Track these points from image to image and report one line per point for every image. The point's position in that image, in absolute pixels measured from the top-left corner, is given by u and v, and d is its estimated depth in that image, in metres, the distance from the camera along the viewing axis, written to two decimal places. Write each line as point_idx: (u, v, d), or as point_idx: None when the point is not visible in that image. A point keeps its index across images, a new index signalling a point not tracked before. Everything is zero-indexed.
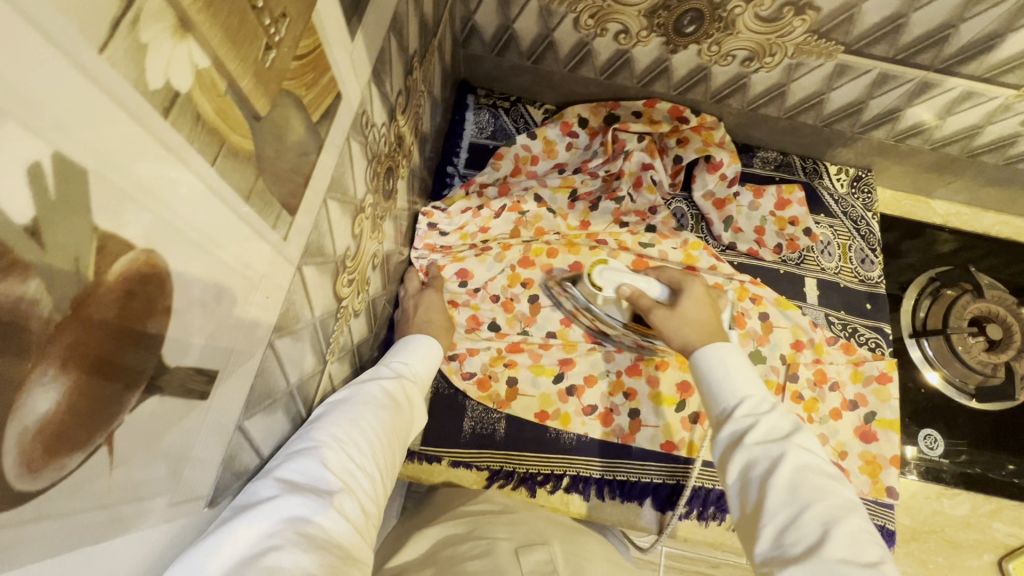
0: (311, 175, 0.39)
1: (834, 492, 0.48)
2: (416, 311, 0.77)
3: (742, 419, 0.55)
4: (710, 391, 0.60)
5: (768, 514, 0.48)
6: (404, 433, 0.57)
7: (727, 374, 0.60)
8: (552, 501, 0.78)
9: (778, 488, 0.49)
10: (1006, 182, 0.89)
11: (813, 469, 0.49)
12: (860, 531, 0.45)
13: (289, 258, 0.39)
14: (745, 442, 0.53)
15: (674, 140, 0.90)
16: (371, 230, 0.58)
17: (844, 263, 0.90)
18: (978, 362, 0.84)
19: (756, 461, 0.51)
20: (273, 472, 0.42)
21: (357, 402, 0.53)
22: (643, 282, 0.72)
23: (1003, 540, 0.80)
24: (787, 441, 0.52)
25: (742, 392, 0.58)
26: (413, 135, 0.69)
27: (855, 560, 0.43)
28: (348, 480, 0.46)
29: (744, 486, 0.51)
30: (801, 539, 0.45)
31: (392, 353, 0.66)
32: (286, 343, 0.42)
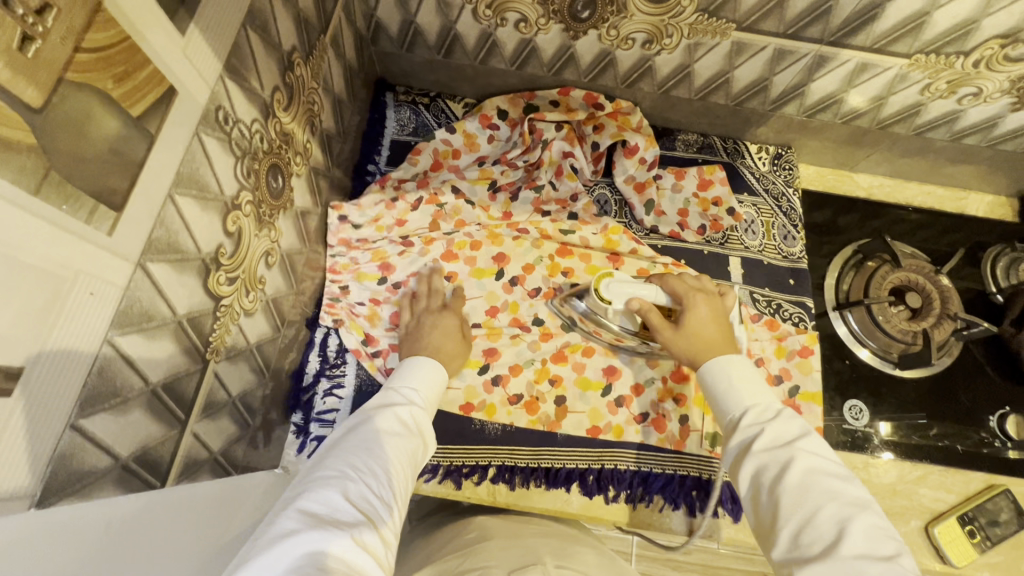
0: (143, 167, 0.39)
1: (846, 491, 0.47)
2: (432, 333, 0.75)
3: (749, 427, 0.54)
4: (717, 402, 0.59)
5: (784, 517, 0.47)
6: (416, 459, 0.56)
7: (730, 385, 0.59)
8: (479, 493, 0.77)
9: (790, 490, 0.47)
10: (920, 152, 0.90)
11: (824, 472, 0.48)
12: (877, 528, 0.44)
13: (121, 253, 0.39)
14: (753, 449, 0.51)
15: (590, 127, 0.90)
16: (256, 228, 0.58)
17: (768, 241, 0.91)
18: (899, 331, 0.84)
19: (766, 467, 0.50)
20: (295, 507, 0.43)
21: (372, 433, 0.54)
22: (647, 289, 0.72)
23: (930, 506, 0.80)
24: (793, 446, 0.50)
25: (748, 401, 0.56)
26: (311, 133, 0.69)
27: (875, 555, 0.42)
28: (369, 511, 0.45)
29: (756, 492, 0.50)
30: (819, 539, 0.44)
31: (397, 376, 0.67)
32: (134, 340, 0.42)
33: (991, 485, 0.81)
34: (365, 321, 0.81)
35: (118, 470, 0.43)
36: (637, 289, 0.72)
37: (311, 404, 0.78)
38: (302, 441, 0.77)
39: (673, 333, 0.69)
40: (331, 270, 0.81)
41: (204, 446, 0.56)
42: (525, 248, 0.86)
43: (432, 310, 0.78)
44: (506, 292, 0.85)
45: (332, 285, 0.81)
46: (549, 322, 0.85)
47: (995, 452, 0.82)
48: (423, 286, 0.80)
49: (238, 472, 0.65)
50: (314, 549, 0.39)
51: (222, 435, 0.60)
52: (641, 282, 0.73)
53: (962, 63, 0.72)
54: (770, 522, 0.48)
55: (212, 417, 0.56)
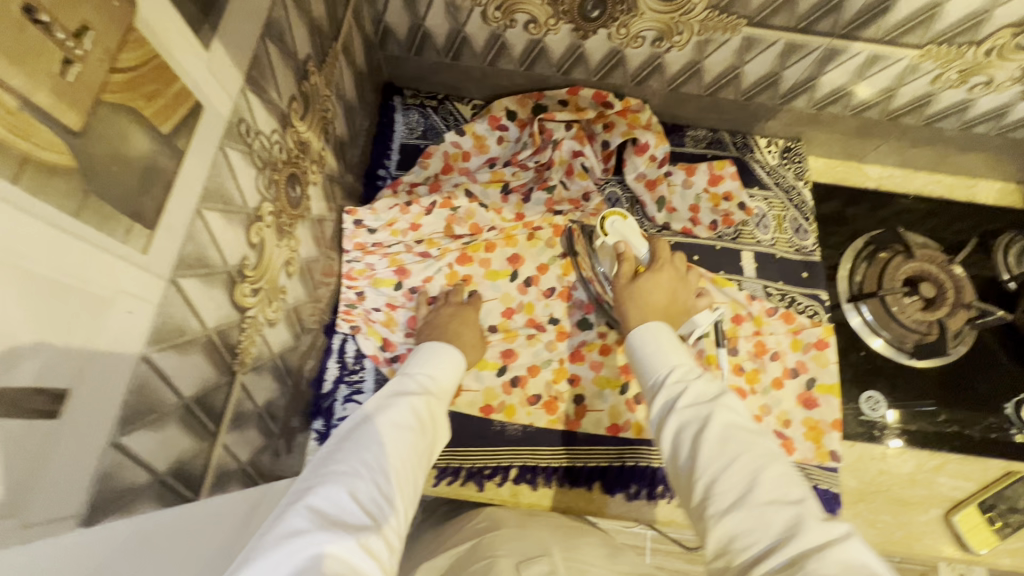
0: (173, 183, 0.39)
1: (759, 441, 0.44)
2: (449, 322, 0.76)
3: (673, 386, 0.50)
4: (642, 365, 0.55)
5: (698, 473, 0.43)
6: (430, 452, 0.57)
7: (653, 346, 0.55)
8: (501, 493, 0.77)
9: (706, 446, 0.44)
10: (930, 142, 0.90)
11: (739, 425, 0.45)
12: (788, 474, 0.42)
13: (155, 271, 0.39)
14: (675, 408, 0.48)
15: (600, 125, 0.90)
16: (276, 238, 0.58)
17: (780, 234, 0.91)
18: (914, 321, 0.85)
19: (685, 425, 0.46)
20: (305, 505, 0.43)
21: (388, 424, 0.54)
22: (639, 241, 0.74)
23: (949, 494, 0.80)
24: (713, 401, 0.47)
25: (672, 361, 0.52)
26: (325, 140, 0.69)
27: (782, 501, 0.40)
28: (378, 511, 0.46)
29: (673, 450, 0.47)
30: (729, 491, 0.41)
31: (413, 363, 0.66)
32: (169, 357, 0.42)
33: (1009, 471, 0.81)
34: (382, 327, 0.82)
35: (156, 485, 0.43)
36: (632, 238, 0.75)
37: (331, 411, 0.78)
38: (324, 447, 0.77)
39: (626, 283, 0.70)
40: (347, 276, 0.82)
41: (233, 456, 0.56)
42: (539, 248, 0.87)
43: (450, 305, 0.80)
44: (521, 293, 0.85)
45: (348, 291, 0.82)
46: (564, 321, 0.85)
47: (1007, 436, 0.82)
48: (443, 295, 0.82)
49: (265, 480, 0.65)
50: (320, 554, 0.39)
51: (250, 445, 0.60)
52: (641, 236, 0.74)
53: (974, 53, 0.72)
54: (686, 480, 0.44)
55: (240, 428, 0.57)
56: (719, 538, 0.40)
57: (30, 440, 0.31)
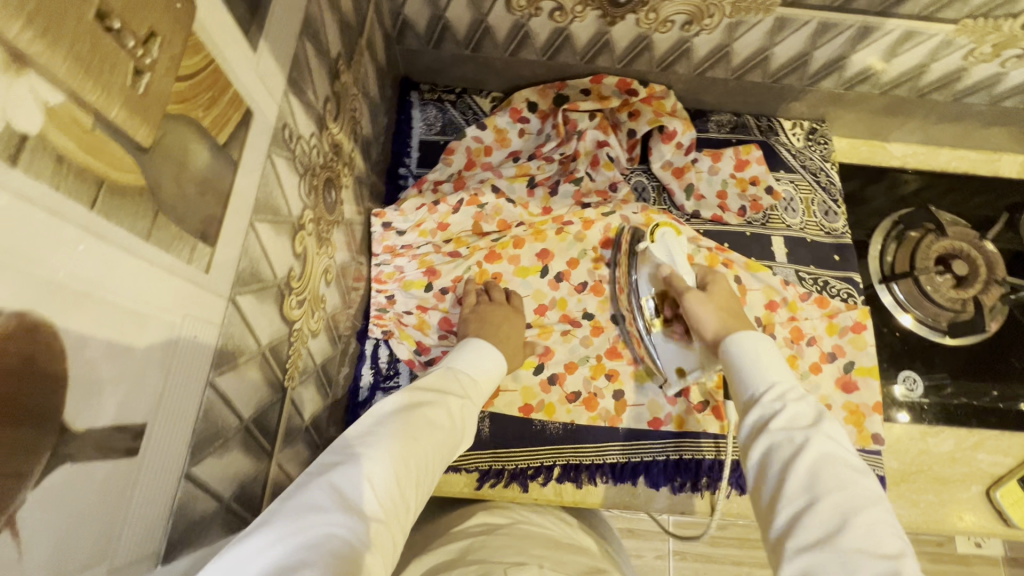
0: (230, 196, 0.37)
1: (859, 483, 0.42)
2: (495, 321, 0.74)
3: (769, 403, 0.50)
4: (738, 377, 0.55)
5: (786, 499, 0.42)
6: (453, 450, 0.54)
7: (756, 358, 0.55)
8: (545, 494, 0.77)
9: (799, 475, 0.43)
10: (956, 118, 0.90)
11: (838, 460, 0.44)
12: (885, 525, 0.39)
13: (216, 290, 0.37)
14: (768, 427, 0.47)
15: (625, 114, 0.89)
16: (317, 246, 0.56)
17: (808, 218, 0.90)
18: (948, 299, 0.85)
19: (779, 446, 0.46)
20: (327, 482, 0.41)
21: (423, 418, 0.51)
22: (684, 264, 0.73)
23: (989, 470, 0.81)
24: (814, 429, 0.46)
25: (772, 377, 0.52)
26: (354, 141, 0.66)
27: (875, 551, 0.38)
28: (391, 506, 0.43)
29: (760, 469, 0.46)
30: (817, 528, 0.40)
31: (456, 356, 0.65)
32: (232, 380, 0.40)
33: None
34: (415, 330, 0.80)
35: (223, 513, 0.41)
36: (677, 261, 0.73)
37: None
38: None
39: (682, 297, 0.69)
40: (376, 279, 0.80)
41: (285, 474, 0.54)
42: (568, 242, 0.85)
43: (492, 303, 0.77)
44: (553, 289, 0.84)
45: (378, 295, 0.80)
46: (599, 315, 0.84)
47: (1014, 405, 0.83)
48: (473, 293, 0.78)
49: None
50: (327, 539, 0.37)
51: (299, 461, 0.58)
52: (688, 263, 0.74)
53: (1011, 26, 0.70)
54: (770, 503, 0.44)
55: (291, 444, 0.55)
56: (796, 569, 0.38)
57: (112, 482, 0.28)
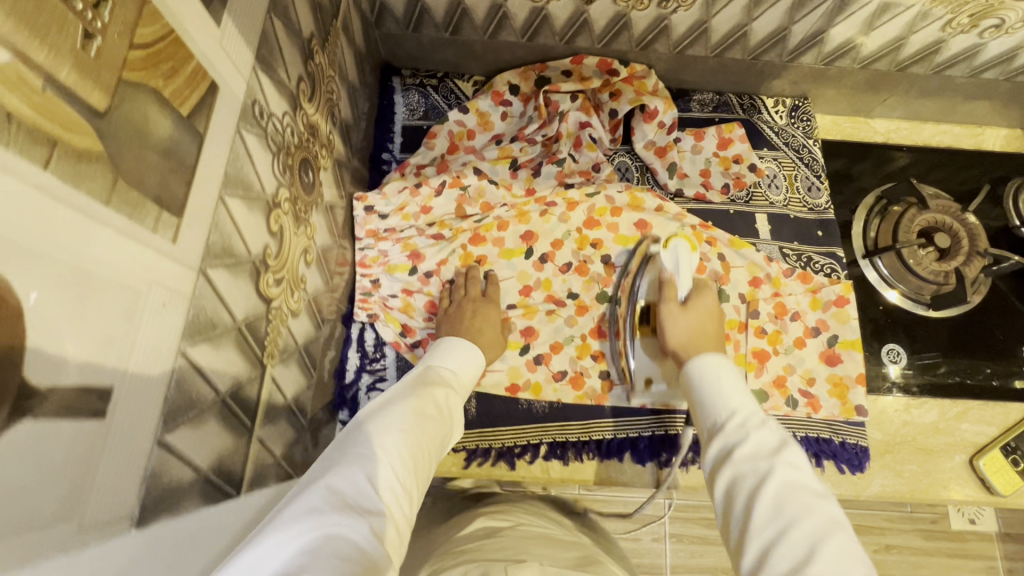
0: (197, 168, 0.38)
1: (820, 509, 0.47)
2: (470, 317, 0.76)
3: (733, 431, 0.55)
4: (702, 403, 0.61)
5: (755, 531, 0.47)
6: (446, 440, 0.57)
7: (718, 386, 0.61)
8: (533, 471, 0.77)
9: (764, 505, 0.48)
10: (937, 91, 0.90)
11: (798, 486, 0.49)
12: (848, 548, 0.44)
13: (184, 260, 0.37)
14: (733, 457, 0.53)
15: (607, 94, 0.88)
16: (294, 225, 0.57)
17: (792, 194, 0.91)
18: (930, 273, 0.85)
19: (744, 475, 0.51)
20: (323, 484, 0.43)
21: (410, 410, 0.54)
22: (686, 278, 0.79)
23: (973, 440, 0.81)
24: (774, 457, 0.51)
25: (733, 405, 0.58)
26: (332, 124, 0.67)
27: None
28: (392, 498, 0.45)
29: (728, 500, 0.51)
30: (786, 558, 0.44)
31: (436, 355, 0.67)
32: (204, 351, 0.41)
33: None
34: (400, 313, 0.81)
35: (201, 483, 0.42)
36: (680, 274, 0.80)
37: (356, 400, 0.77)
38: None
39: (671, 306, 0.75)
40: (361, 264, 0.80)
41: (269, 451, 0.55)
42: (552, 223, 0.86)
43: (470, 298, 0.78)
44: (537, 270, 0.85)
45: (363, 279, 0.80)
46: (583, 295, 0.84)
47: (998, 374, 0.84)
48: (460, 279, 0.81)
49: (297, 473, 0.64)
50: (337, 535, 0.39)
51: (283, 439, 0.59)
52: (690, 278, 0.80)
53: None
54: (741, 535, 0.48)
55: (273, 422, 0.55)
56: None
57: (79, 442, 0.29)
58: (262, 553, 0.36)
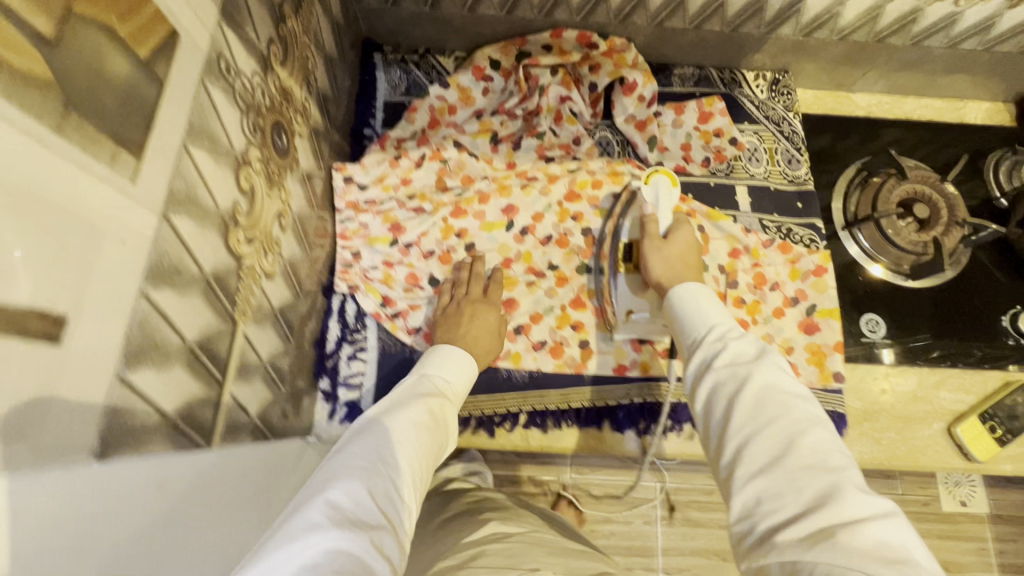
0: (157, 112, 0.38)
1: (799, 407, 0.48)
2: (466, 319, 0.75)
3: (711, 345, 0.56)
4: (681, 324, 0.62)
5: (733, 431, 0.48)
6: (442, 449, 0.59)
7: (697, 306, 0.62)
8: (513, 439, 0.79)
9: (743, 406, 0.49)
10: (917, 64, 0.90)
11: (778, 387, 0.50)
12: (826, 441, 0.46)
13: (146, 203, 0.38)
14: (713, 366, 0.53)
15: (586, 67, 0.89)
16: (267, 187, 0.57)
17: (772, 167, 0.91)
18: (910, 243, 0.85)
19: (724, 381, 0.52)
20: (323, 499, 0.45)
21: (406, 422, 0.56)
22: (666, 209, 0.77)
23: (951, 408, 0.82)
24: (755, 361, 0.52)
25: (712, 320, 0.59)
26: (308, 91, 0.67)
27: (820, 466, 0.44)
28: (391, 511, 0.48)
29: (708, 407, 0.52)
30: (765, 452, 0.46)
31: (432, 359, 0.69)
32: (168, 296, 0.41)
33: (1007, 382, 0.83)
34: (381, 284, 0.81)
35: (167, 428, 0.43)
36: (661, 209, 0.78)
37: (336, 369, 0.78)
38: (332, 406, 0.78)
39: (653, 243, 0.73)
40: (341, 236, 0.81)
41: (243, 408, 0.56)
42: (532, 197, 0.86)
43: (467, 297, 0.78)
44: (518, 242, 0.85)
45: (343, 251, 0.81)
46: (563, 266, 0.85)
47: (978, 344, 0.84)
48: (466, 274, 0.81)
49: (275, 436, 0.65)
50: (337, 550, 0.41)
51: (259, 399, 0.60)
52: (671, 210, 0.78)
53: None
54: (720, 434, 0.50)
55: (247, 380, 0.56)
56: (746, 497, 0.45)
57: (33, 364, 0.30)
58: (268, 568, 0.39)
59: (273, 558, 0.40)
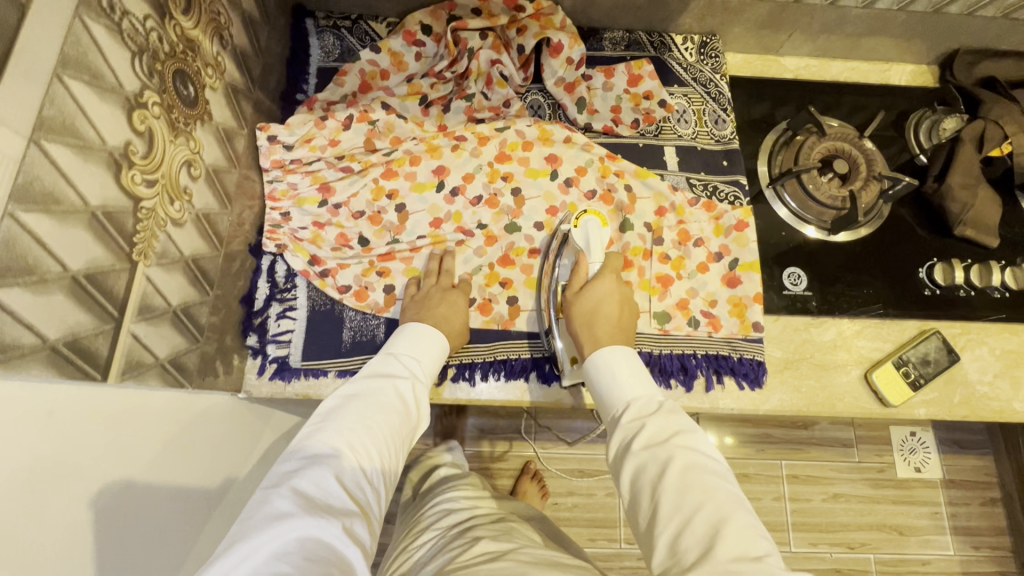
0: (18, 37, 0.39)
1: (720, 490, 0.52)
2: (437, 304, 0.77)
3: (630, 424, 0.60)
4: (604, 398, 0.66)
5: (662, 523, 0.51)
6: (409, 433, 0.64)
7: (614, 378, 0.66)
8: (442, 393, 0.80)
9: (667, 495, 0.52)
10: (837, 25, 0.92)
11: (700, 471, 0.53)
12: (749, 529, 0.48)
13: (10, 124, 0.39)
14: (632, 450, 0.57)
15: (514, 31, 0.90)
16: (169, 134, 0.58)
17: (700, 128, 0.93)
18: (830, 198, 0.88)
19: (647, 467, 0.55)
20: (289, 486, 0.50)
21: (373, 411, 0.60)
22: (597, 253, 0.80)
23: (868, 356, 0.84)
24: (671, 444, 0.56)
25: (629, 397, 0.63)
26: (220, 45, 0.68)
27: (746, 556, 0.46)
28: (357, 497, 0.53)
29: (635, 494, 0.55)
30: (694, 546, 0.48)
31: (400, 344, 0.72)
32: (42, 222, 0.42)
33: (924, 330, 0.85)
34: (310, 244, 0.82)
35: (47, 352, 0.44)
36: (592, 248, 0.81)
37: (265, 327, 0.79)
38: (261, 362, 0.78)
39: (573, 295, 0.77)
40: (270, 197, 0.82)
41: (147, 350, 0.57)
42: (463, 158, 0.87)
43: (440, 286, 0.80)
44: (448, 203, 0.86)
45: (273, 212, 0.81)
46: (492, 226, 0.86)
47: (897, 294, 0.87)
48: (434, 265, 0.82)
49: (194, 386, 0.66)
50: (305, 537, 0.45)
51: (169, 344, 0.61)
52: (600, 252, 0.81)
53: None
54: (651, 527, 0.52)
55: (152, 323, 0.57)
56: None
57: None
58: (240, 554, 0.43)
59: (245, 540, 0.44)
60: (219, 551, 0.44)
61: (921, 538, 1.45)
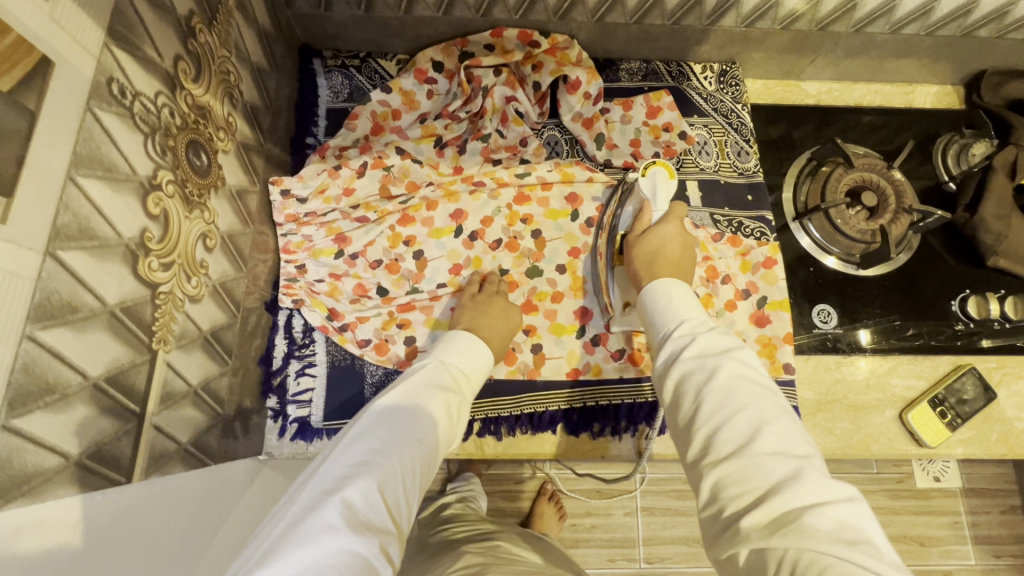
0: (29, 148, 0.37)
1: (766, 396, 0.48)
2: (494, 318, 0.75)
3: (679, 338, 0.56)
4: (654, 319, 0.61)
5: (701, 421, 0.48)
6: (446, 445, 0.61)
7: (670, 302, 0.61)
8: (466, 448, 0.78)
9: (711, 395, 0.49)
10: (862, 50, 0.89)
11: (746, 378, 0.50)
12: (791, 431, 0.46)
13: (26, 243, 0.36)
14: (681, 357, 0.53)
15: (530, 66, 0.88)
16: (185, 210, 0.55)
17: (722, 160, 0.90)
18: (858, 232, 0.84)
19: (694, 373, 0.51)
20: (339, 496, 0.47)
21: (419, 422, 0.58)
22: (664, 204, 0.76)
23: (903, 395, 0.82)
24: (724, 355, 0.52)
25: (683, 315, 0.58)
26: (231, 105, 0.65)
27: (788, 453, 0.44)
28: (397, 515, 0.50)
29: (677, 398, 0.52)
30: (731, 440, 0.46)
31: (449, 350, 0.69)
32: (61, 335, 0.40)
33: (957, 365, 0.83)
34: (327, 297, 0.79)
35: (72, 469, 0.42)
36: (658, 199, 0.76)
37: (284, 386, 0.77)
38: (281, 424, 0.76)
39: (635, 237, 0.74)
40: (284, 250, 0.79)
41: (170, 438, 0.55)
42: (481, 201, 0.85)
43: (500, 293, 0.80)
44: (467, 248, 0.84)
45: (287, 265, 0.79)
46: (514, 271, 0.84)
47: (929, 327, 0.85)
48: (494, 284, 0.80)
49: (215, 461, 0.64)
50: (347, 553, 0.42)
51: (189, 427, 0.59)
52: (667, 202, 0.76)
53: None
54: (688, 425, 0.50)
55: (173, 409, 0.55)
56: (709, 480, 0.45)
57: None
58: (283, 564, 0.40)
59: (288, 549, 0.42)
60: (262, 557, 0.41)
61: (942, 549, 1.43)
